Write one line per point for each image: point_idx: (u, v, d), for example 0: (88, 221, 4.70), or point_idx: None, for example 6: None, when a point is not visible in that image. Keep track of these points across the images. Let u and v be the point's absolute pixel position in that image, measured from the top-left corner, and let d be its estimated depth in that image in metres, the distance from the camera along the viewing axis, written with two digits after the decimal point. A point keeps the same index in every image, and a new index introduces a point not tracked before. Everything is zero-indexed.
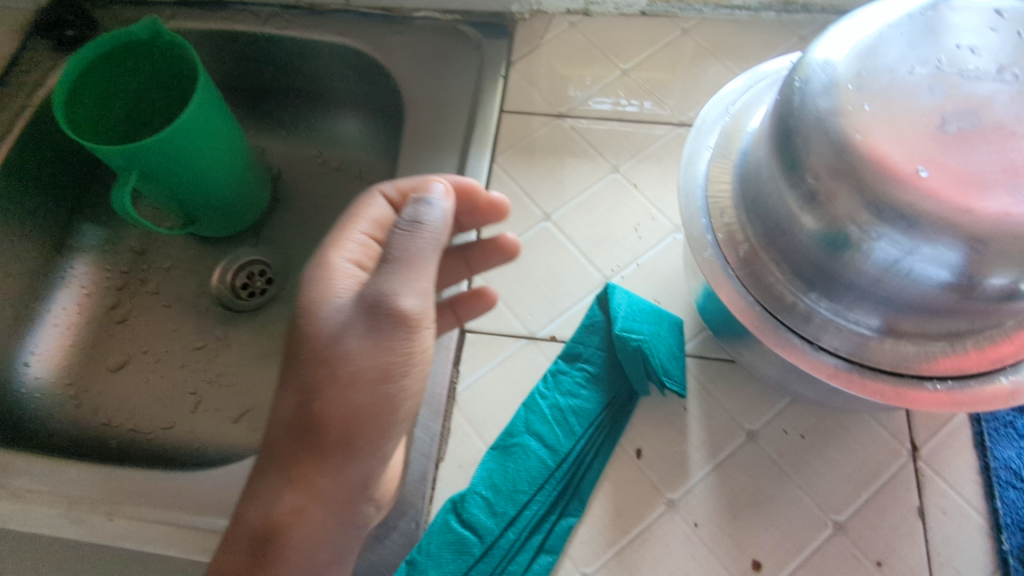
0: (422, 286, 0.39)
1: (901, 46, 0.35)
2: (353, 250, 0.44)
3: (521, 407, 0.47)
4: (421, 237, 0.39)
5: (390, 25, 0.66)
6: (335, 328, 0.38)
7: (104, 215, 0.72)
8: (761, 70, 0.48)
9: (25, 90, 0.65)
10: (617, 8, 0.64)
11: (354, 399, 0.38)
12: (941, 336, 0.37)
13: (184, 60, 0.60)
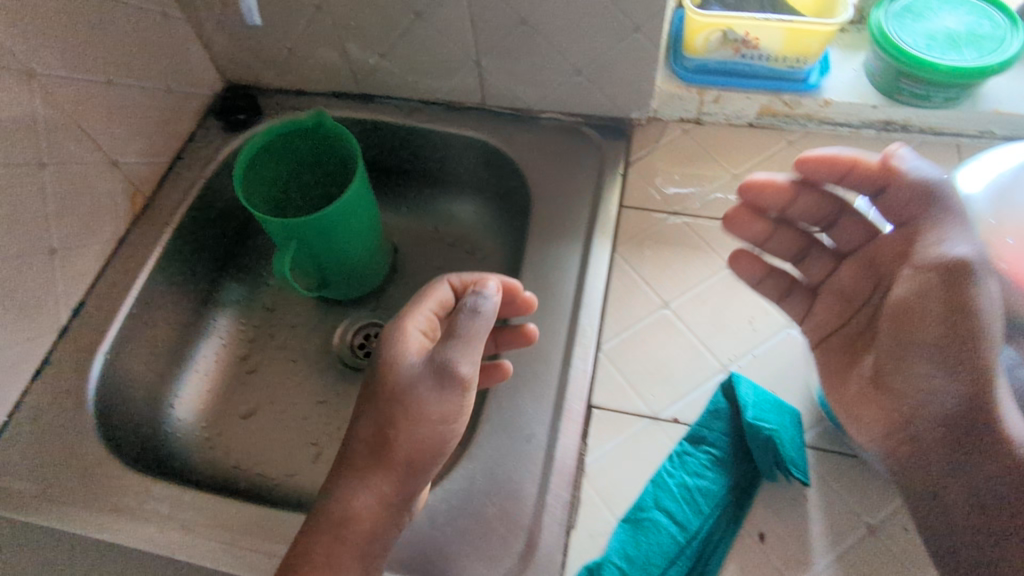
0: (476, 360, 0.48)
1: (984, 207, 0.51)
2: (419, 323, 0.52)
3: (650, 483, 0.50)
4: (471, 324, 0.48)
5: (519, 124, 0.75)
6: (408, 381, 0.48)
7: (244, 274, 0.80)
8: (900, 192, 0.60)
9: (199, 163, 0.74)
10: (728, 119, 0.71)
11: (418, 433, 0.47)
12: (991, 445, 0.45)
13: (341, 145, 0.68)
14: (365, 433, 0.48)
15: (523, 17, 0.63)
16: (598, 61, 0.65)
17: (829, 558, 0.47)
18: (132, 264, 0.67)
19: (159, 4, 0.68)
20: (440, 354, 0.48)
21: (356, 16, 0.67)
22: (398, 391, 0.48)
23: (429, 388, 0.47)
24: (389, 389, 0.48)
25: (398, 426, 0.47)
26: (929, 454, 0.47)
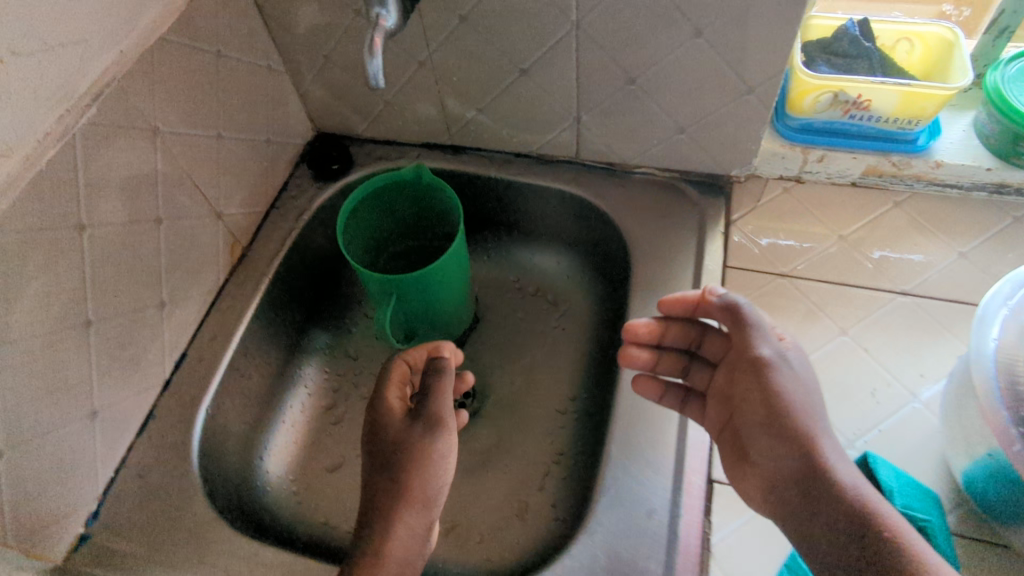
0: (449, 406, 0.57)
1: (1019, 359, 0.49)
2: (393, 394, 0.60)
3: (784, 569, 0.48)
4: (442, 376, 0.59)
5: (613, 179, 0.74)
6: (397, 434, 0.56)
7: (329, 321, 0.80)
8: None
9: (293, 213, 0.75)
10: (830, 177, 0.70)
11: (423, 470, 0.54)
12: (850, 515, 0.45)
13: (438, 198, 0.67)
14: (388, 489, 0.54)
15: (633, 76, 0.63)
16: (705, 120, 0.65)
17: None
18: (232, 315, 0.67)
19: (265, 58, 0.69)
20: (423, 408, 0.57)
21: (460, 72, 0.68)
22: (394, 438, 0.56)
23: (420, 431, 0.55)
24: (391, 436, 0.56)
25: (406, 470, 0.54)
26: (817, 542, 0.45)
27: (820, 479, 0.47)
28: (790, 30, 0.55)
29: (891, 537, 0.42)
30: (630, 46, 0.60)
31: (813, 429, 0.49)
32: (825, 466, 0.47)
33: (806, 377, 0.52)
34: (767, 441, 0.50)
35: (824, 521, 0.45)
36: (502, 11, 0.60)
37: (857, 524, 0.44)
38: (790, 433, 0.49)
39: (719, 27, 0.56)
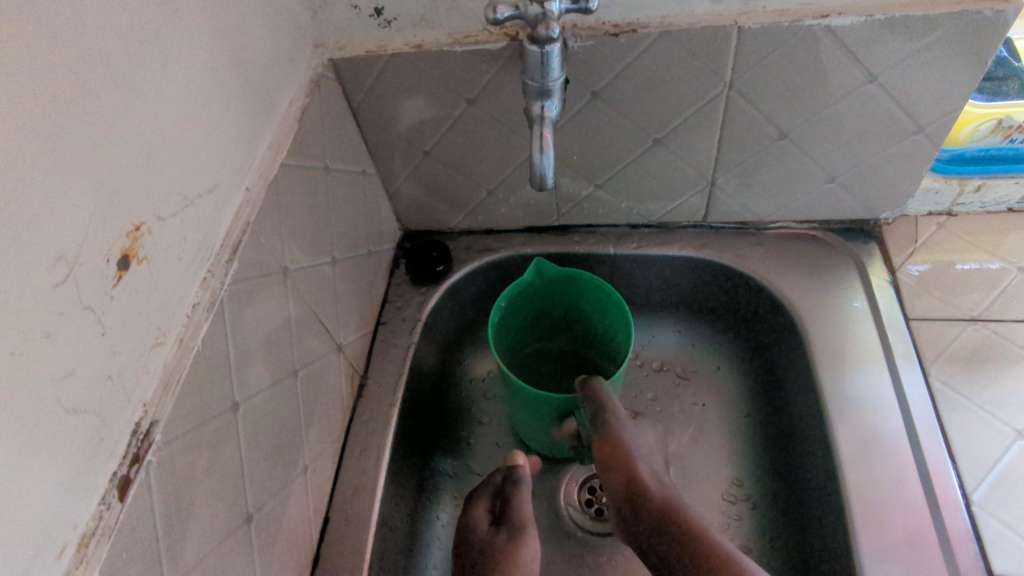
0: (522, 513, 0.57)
1: None
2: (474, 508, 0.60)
3: None
4: (525, 487, 0.58)
5: (747, 238, 0.68)
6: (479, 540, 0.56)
7: (451, 438, 0.70)
8: None
9: (406, 325, 0.66)
10: (984, 207, 0.65)
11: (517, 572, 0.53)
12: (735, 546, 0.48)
13: (571, 282, 0.65)
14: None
15: (785, 130, 0.57)
16: (861, 166, 0.59)
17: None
18: (370, 459, 0.57)
19: (361, 162, 0.62)
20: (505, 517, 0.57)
21: (582, 150, 0.61)
22: (482, 544, 0.55)
23: (506, 538, 0.55)
24: (477, 543, 0.56)
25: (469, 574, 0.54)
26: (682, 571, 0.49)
27: (645, 501, 0.53)
28: (976, 62, 0.50)
29: (673, 543, 0.50)
30: (787, 99, 0.55)
31: (644, 472, 0.56)
32: (644, 489, 0.54)
33: (646, 442, 0.59)
34: (616, 476, 0.56)
35: (652, 527, 0.51)
36: (643, 81, 0.54)
37: (672, 532, 0.50)
38: (636, 476, 0.55)
39: (897, 69, 0.51)
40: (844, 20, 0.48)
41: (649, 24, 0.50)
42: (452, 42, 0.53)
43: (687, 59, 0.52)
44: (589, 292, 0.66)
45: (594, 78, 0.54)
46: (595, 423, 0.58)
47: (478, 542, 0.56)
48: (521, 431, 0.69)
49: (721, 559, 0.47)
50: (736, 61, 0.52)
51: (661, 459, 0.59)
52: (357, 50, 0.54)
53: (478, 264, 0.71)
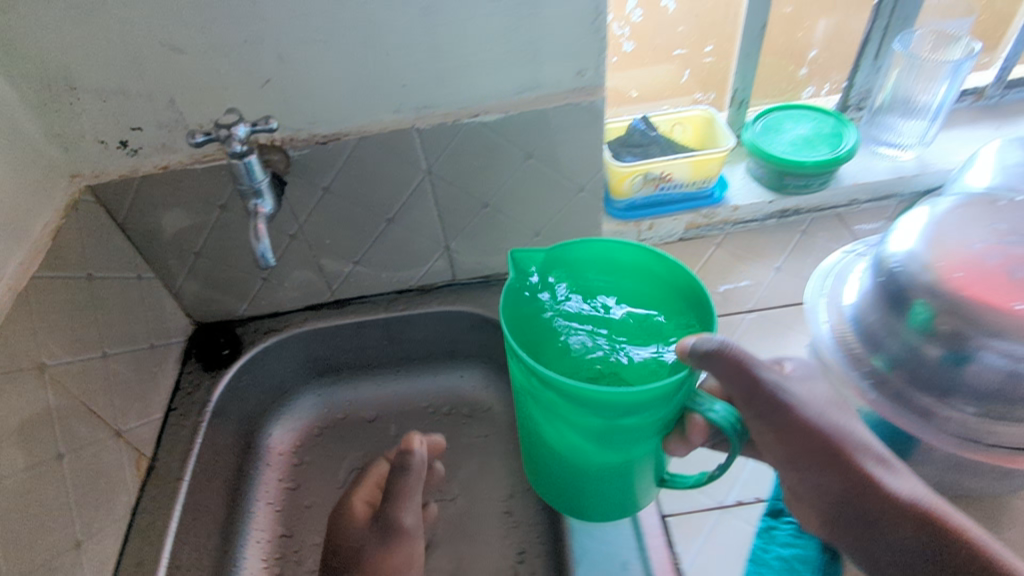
0: (411, 505, 0.57)
1: (955, 242, 0.56)
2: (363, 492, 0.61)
3: (752, 562, 0.57)
4: (412, 476, 0.56)
5: (490, 288, 0.83)
6: None
7: (253, 508, 0.77)
8: (910, 220, 0.61)
9: (195, 407, 0.73)
10: (661, 240, 0.84)
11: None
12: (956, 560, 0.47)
13: (563, 258, 0.58)
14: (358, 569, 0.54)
15: (486, 201, 0.73)
16: (553, 221, 0.76)
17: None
18: (155, 534, 0.63)
19: (134, 269, 0.71)
20: (384, 512, 0.56)
21: (332, 235, 0.74)
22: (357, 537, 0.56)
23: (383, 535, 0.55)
24: (354, 534, 0.56)
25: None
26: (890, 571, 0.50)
27: (885, 501, 0.50)
28: (596, 137, 0.68)
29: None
30: (475, 178, 0.70)
31: (868, 467, 0.51)
32: (887, 494, 0.50)
33: (809, 391, 0.53)
34: (825, 477, 0.52)
35: (893, 555, 0.49)
36: (359, 175, 0.68)
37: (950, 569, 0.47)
38: (856, 475, 0.51)
39: (545, 147, 0.69)
40: (490, 116, 0.65)
41: (349, 133, 0.65)
42: (193, 161, 0.65)
43: (385, 156, 0.67)
44: (584, 268, 0.59)
45: (318, 177, 0.68)
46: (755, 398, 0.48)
47: (352, 541, 0.56)
48: (604, 467, 0.52)
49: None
50: (426, 153, 0.67)
51: (836, 405, 0.54)
52: (111, 176, 0.65)
53: (267, 344, 0.80)
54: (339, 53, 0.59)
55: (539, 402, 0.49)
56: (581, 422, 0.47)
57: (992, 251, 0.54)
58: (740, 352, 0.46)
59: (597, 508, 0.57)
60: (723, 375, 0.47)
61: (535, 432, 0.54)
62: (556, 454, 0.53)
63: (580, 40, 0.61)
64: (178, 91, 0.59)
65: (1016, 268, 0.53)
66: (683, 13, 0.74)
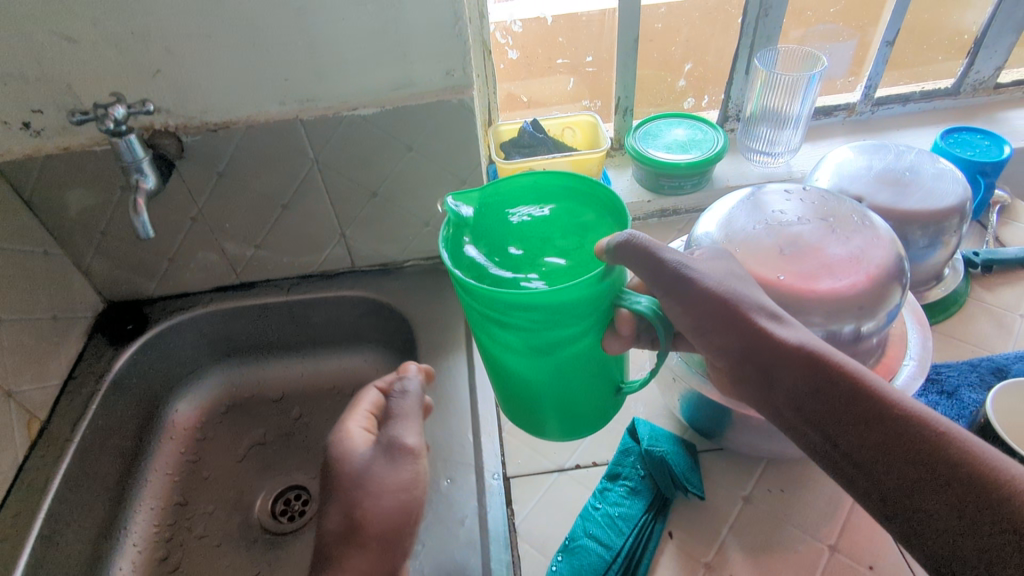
0: (417, 429, 0.53)
1: (746, 220, 0.59)
2: (360, 419, 0.55)
3: (580, 518, 0.60)
4: (410, 395, 0.56)
5: (388, 274, 0.88)
6: None
7: (149, 476, 0.81)
8: (732, 198, 0.64)
9: (93, 376, 0.79)
10: None
11: (386, 506, 0.49)
12: (842, 413, 0.47)
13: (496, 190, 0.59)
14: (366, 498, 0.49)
15: (375, 190, 0.79)
16: (440, 213, 0.82)
17: (739, 527, 0.59)
18: (38, 488, 0.69)
19: (41, 244, 0.75)
20: (390, 433, 0.52)
21: (231, 219, 0.79)
22: (366, 463, 0.50)
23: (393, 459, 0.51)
24: (359, 458, 0.50)
25: (364, 508, 0.48)
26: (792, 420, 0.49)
27: (775, 352, 0.49)
28: (470, 133, 0.75)
29: (941, 437, 0.43)
30: (362, 168, 0.76)
31: (761, 322, 0.50)
32: (778, 346, 0.49)
33: (722, 268, 0.53)
34: (726, 338, 0.51)
35: (787, 399, 0.49)
36: (252, 161, 0.74)
37: (837, 401, 0.47)
38: (755, 334, 0.50)
39: (423, 142, 0.75)
40: (368, 110, 0.71)
41: (238, 121, 0.71)
42: (93, 144, 0.70)
43: (273, 144, 0.73)
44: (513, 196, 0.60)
45: (213, 162, 0.73)
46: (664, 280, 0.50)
47: (352, 468, 0.50)
48: (561, 382, 0.56)
49: (968, 469, 0.42)
50: (312, 143, 0.73)
51: (738, 279, 0.53)
52: (15, 154, 0.70)
53: (172, 322, 0.85)
54: (222, 47, 0.65)
55: (501, 336, 0.52)
56: (531, 339, 0.51)
57: (771, 230, 0.57)
58: (649, 244, 0.49)
59: (568, 427, 0.63)
60: (637, 271, 0.49)
61: (499, 368, 0.57)
62: (509, 375, 0.57)
63: (444, 42, 0.67)
64: (74, 77, 0.65)
65: (790, 244, 0.56)
66: (561, 27, 0.81)
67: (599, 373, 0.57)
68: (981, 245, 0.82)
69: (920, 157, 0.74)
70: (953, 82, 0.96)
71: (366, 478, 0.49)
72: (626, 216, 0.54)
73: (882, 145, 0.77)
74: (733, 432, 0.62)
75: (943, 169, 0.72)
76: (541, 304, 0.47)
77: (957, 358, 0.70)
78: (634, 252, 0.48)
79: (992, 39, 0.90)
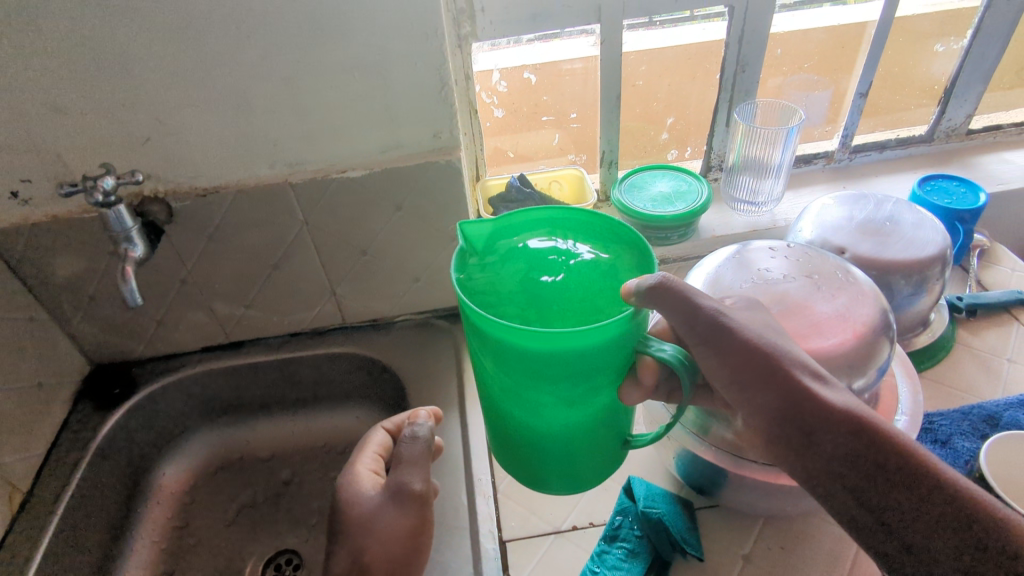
0: (424, 474, 0.54)
1: (734, 278, 0.60)
2: (367, 462, 0.57)
3: None
4: (418, 439, 0.54)
5: (379, 330, 0.88)
6: None
7: (134, 546, 0.79)
8: (720, 253, 0.65)
9: (79, 443, 0.77)
10: None
11: (395, 551, 0.51)
12: (885, 478, 0.47)
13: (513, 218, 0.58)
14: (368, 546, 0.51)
15: (364, 249, 0.79)
16: (430, 269, 0.83)
17: None
18: (19, 563, 0.67)
19: (27, 310, 0.75)
20: (395, 479, 0.53)
21: (220, 280, 0.79)
22: (370, 510, 0.52)
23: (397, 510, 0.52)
24: (364, 508, 0.52)
25: (369, 554, 0.50)
26: (830, 483, 0.49)
27: (815, 408, 0.49)
28: (458, 192, 0.76)
29: (996, 516, 0.44)
30: (351, 228, 0.77)
31: (804, 378, 0.50)
32: (819, 404, 0.49)
33: (753, 315, 0.54)
34: (760, 393, 0.51)
35: (828, 462, 0.49)
36: (241, 224, 0.74)
37: (880, 466, 0.48)
38: (795, 387, 0.50)
39: (412, 201, 0.76)
40: (356, 172, 0.72)
41: (227, 187, 0.72)
42: (81, 212, 0.71)
43: (263, 206, 0.73)
44: (528, 226, 0.59)
45: (203, 226, 0.74)
46: (693, 319, 0.51)
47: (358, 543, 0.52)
48: (572, 427, 0.55)
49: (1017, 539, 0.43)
50: (301, 205, 0.74)
51: (770, 327, 0.54)
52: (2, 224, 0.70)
53: (159, 385, 0.84)
54: (211, 116, 0.66)
55: (505, 367, 0.51)
56: (548, 380, 0.50)
57: (759, 289, 0.58)
58: (679, 286, 0.50)
59: (568, 473, 0.61)
60: (667, 310, 0.50)
61: (502, 405, 0.56)
62: (523, 422, 0.56)
63: (432, 107, 0.69)
64: (63, 148, 0.65)
65: (779, 303, 0.57)
66: (544, 86, 0.83)
67: (610, 419, 0.57)
68: (964, 289, 0.83)
69: (899, 207, 0.76)
70: (928, 129, 0.99)
71: (371, 528, 0.51)
72: (652, 262, 0.52)
73: (862, 195, 0.79)
74: (729, 490, 0.62)
75: (921, 218, 0.74)
76: (563, 343, 0.46)
77: (948, 406, 0.70)
78: (665, 291, 0.49)
79: (961, 88, 0.93)
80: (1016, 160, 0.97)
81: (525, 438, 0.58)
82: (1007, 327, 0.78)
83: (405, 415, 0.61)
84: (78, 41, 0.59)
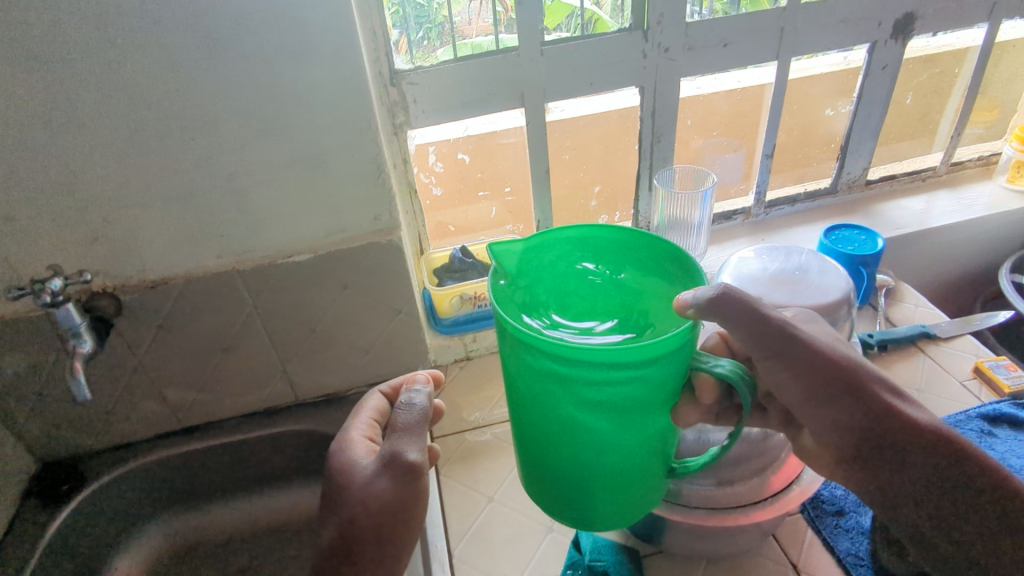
0: (421, 444, 0.54)
1: None
2: (362, 428, 0.59)
3: None
4: (410, 405, 0.55)
5: (332, 405, 0.90)
6: None
7: None
8: None
9: (25, 544, 0.76)
10: (489, 349, 0.95)
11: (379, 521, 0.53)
12: (949, 490, 0.54)
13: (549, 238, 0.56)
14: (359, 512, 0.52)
15: (314, 327, 0.82)
16: (379, 342, 0.86)
17: None
18: None
19: None
20: (388, 446, 0.54)
21: (172, 368, 0.81)
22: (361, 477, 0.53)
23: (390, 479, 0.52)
24: (355, 477, 0.53)
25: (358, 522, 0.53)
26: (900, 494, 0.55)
27: (892, 423, 0.55)
28: (400, 268, 0.80)
29: None
30: (299, 309, 0.80)
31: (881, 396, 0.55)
32: (899, 422, 0.55)
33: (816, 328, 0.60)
34: (835, 407, 0.54)
35: (901, 475, 0.55)
36: (190, 312, 0.77)
37: (947, 477, 0.54)
38: (871, 400, 0.54)
39: (357, 279, 0.79)
40: (301, 256, 0.76)
41: (175, 278, 0.74)
42: (29, 311, 0.72)
43: (212, 294, 0.76)
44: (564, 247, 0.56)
45: (153, 316, 0.76)
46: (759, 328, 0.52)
47: None
48: (625, 459, 0.51)
49: None
50: (250, 291, 0.77)
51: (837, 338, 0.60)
52: None
53: (110, 476, 0.83)
54: (157, 213, 0.69)
55: (558, 390, 0.47)
56: (606, 403, 0.46)
57: None
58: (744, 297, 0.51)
59: (616, 511, 0.56)
60: (733, 321, 0.51)
61: (546, 431, 0.51)
62: (573, 457, 0.51)
63: (371, 193, 0.74)
64: (11, 252, 0.68)
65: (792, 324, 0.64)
66: (478, 164, 0.89)
67: (662, 448, 0.53)
68: (875, 326, 0.90)
69: (808, 258, 0.83)
70: (831, 182, 1.09)
71: (367, 490, 0.53)
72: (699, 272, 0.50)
73: (778, 247, 0.86)
74: (671, 535, 0.65)
75: (826, 266, 0.82)
76: (625, 358, 0.43)
77: None
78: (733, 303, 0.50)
79: (855, 144, 1.04)
80: (911, 206, 1.07)
81: (577, 477, 0.53)
82: (915, 360, 0.85)
83: (402, 378, 0.64)
84: (26, 155, 0.62)
